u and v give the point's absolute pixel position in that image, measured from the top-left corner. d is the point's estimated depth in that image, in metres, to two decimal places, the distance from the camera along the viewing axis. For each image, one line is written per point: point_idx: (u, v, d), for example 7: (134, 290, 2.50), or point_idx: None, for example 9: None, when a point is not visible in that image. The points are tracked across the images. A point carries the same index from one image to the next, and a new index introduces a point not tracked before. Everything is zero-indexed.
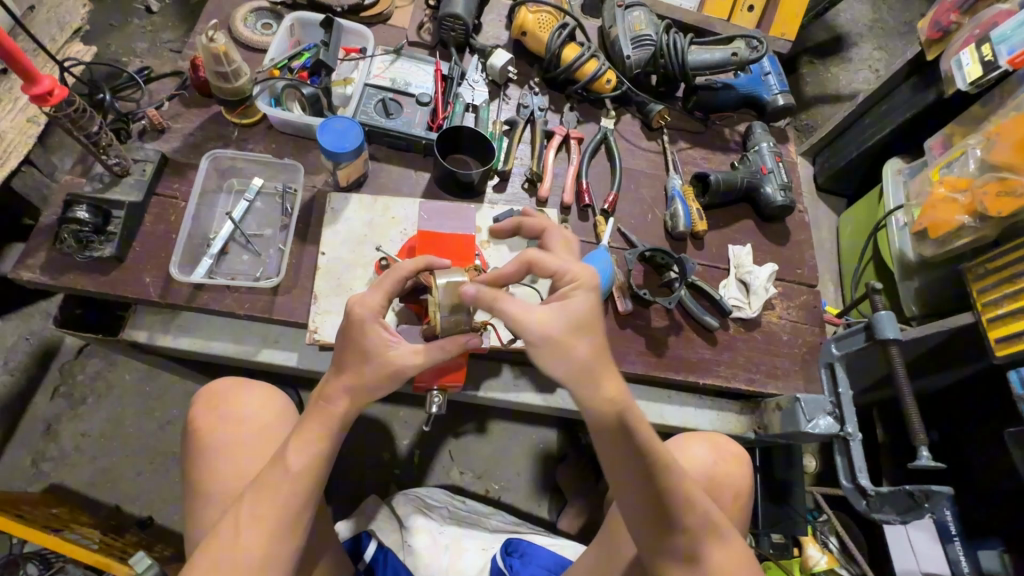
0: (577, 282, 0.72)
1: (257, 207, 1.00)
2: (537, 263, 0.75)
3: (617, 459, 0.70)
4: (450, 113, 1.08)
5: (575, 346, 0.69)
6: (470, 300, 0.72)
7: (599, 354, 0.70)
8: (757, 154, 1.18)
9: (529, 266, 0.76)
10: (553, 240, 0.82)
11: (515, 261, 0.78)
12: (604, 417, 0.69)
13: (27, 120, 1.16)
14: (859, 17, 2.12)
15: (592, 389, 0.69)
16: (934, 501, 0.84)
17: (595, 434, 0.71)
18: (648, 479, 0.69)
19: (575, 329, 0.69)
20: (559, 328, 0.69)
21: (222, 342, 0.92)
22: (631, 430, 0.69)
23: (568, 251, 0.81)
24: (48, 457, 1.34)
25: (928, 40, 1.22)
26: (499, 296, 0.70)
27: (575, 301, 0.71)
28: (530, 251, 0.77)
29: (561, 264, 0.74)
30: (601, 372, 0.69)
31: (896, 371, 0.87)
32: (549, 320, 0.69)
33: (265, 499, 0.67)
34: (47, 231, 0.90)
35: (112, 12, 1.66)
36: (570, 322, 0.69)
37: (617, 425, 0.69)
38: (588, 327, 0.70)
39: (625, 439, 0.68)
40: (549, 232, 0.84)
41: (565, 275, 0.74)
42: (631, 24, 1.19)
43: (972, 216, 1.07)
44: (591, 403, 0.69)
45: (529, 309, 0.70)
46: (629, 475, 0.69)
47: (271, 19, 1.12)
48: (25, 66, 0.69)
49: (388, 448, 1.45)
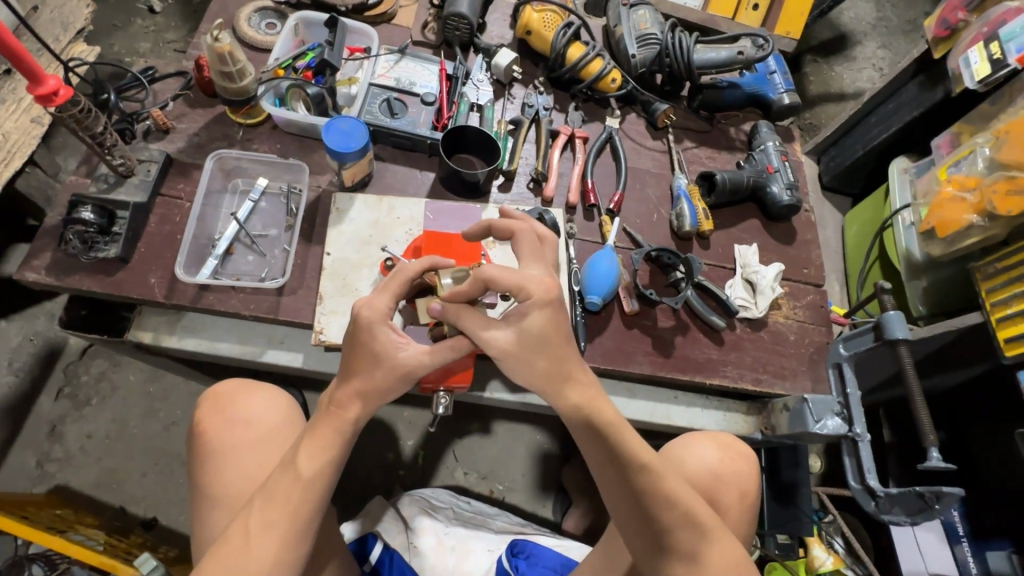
0: (531, 299, 0.71)
1: (262, 207, 0.99)
2: (492, 280, 0.71)
3: (603, 464, 0.73)
4: (455, 113, 1.08)
5: (533, 360, 0.72)
6: (436, 316, 0.73)
7: (558, 363, 0.73)
8: (764, 153, 1.18)
9: (487, 285, 0.71)
10: (523, 247, 0.79)
11: (472, 276, 0.73)
12: (578, 423, 0.73)
13: (31, 120, 1.16)
14: (862, 15, 2.11)
15: (566, 398, 0.73)
16: (946, 502, 0.80)
17: (572, 434, 0.75)
18: (628, 482, 0.71)
19: (530, 344, 0.72)
20: (510, 343, 0.72)
21: (228, 342, 0.92)
22: (603, 433, 0.72)
23: (539, 255, 0.79)
24: (53, 457, 1.34)
25: (934, 38, 1.21)
26: (457, 313, 0.73)
27: (529, 320, 0.71)
28: (485, 267, 0.72)
29: (518, 280, 0.72)
30: (568, 381, 0.73)
31: (906, 370, 0.87)
32: (500, 336, 0.72)
33: (277, 504, 0.67)
34: (52, 232, 0.90)
35: (115, 12, 1.66)
36: (521, 339, 0.72)
37: (592, 430, 0.73)
38: (545, 341, 0.72)
39: (601, 443, 0.72)
40: (519, 234, 0.80)
41: (520, 289, 0.71)
42: (637, 23, 1.19)
43: (981, 215, 1.05)
44: (565, 409, 0.74)
45: (489, 329, 0.72)
46: (613, 481, 0.72)
47: (275, 18, 1.12)
48: (30, 66, 0.68)
49: (393, 448, 1.45)
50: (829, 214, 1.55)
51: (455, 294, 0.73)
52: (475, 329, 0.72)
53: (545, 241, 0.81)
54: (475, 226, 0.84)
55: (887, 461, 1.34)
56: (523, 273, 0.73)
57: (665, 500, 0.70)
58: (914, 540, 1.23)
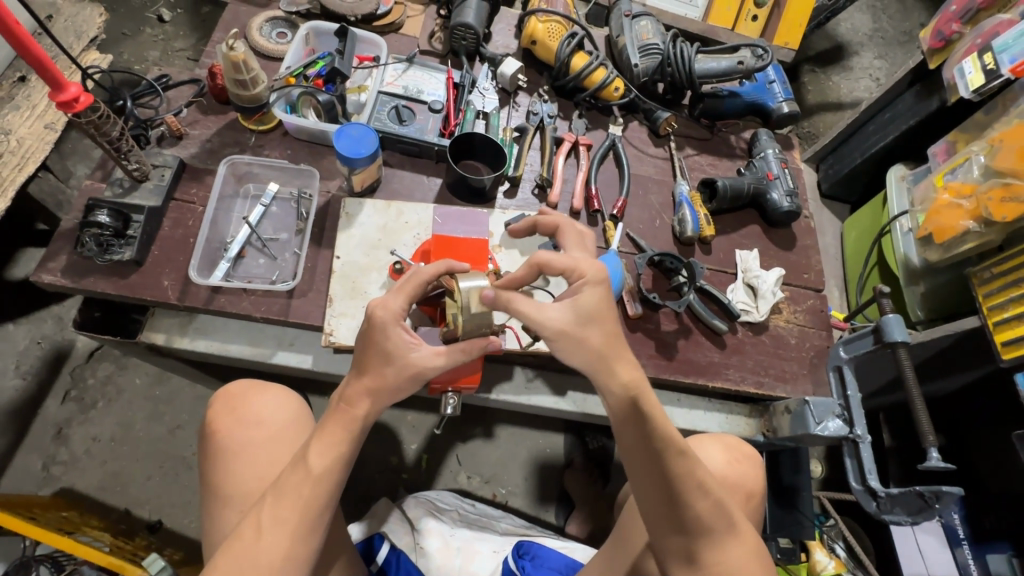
0: (584, 278, 0.75)
1: (273, 212, 1.01)
2: (547, 262, 0.76)
3: (637, 449, 0.72)
4: (462, 120, 1.10)
5: (587, 337, 0.73)
6: (488, 302, 0.75)
7: (610, 343, 0.74)
8: (764, 161, 1.20)
9: (541, 268, 0.76)
10: (568, 236, 0.83)
11: (526, 264, 0.79)
12: (627, 409, 0.72)
13: (45, 126, 1.18)
14: (859, 26, 2.15)
15: (614, 377, 0.72)
16: (946, 502, 0.82)
17: (617, 425, 0.73)
18: (667, 469, 0.70)
19: (585, 321, 0.73)
20: (568, 323, 0.73)
21: (238, 344, 0.94)
22: (650, 420, 0.71)
23: (583, 244, 0.82)
24: (59, 460, 1.35)
25: (930, 49, 1.24)
26: (510, 296, 0.74)
27: (583, 296, 0.74)
28: (540, 253, 0.77)
29: (571, 261, 0.76)
30: (616, 360, 0.73)
31: (906, 373, 0.88)
32: (555, 316, 0.73)
33: (288, 501, 0.68)
34: (67, 235, 0.92)
35: (125, 21, 1.69)
36: (579, 316, 0.73)
37: (640, 416, 0.71)
38: (599, 319, 0.74)
39: (647, 430, 0.71)
40: (564, 228, 0.84)
41: (575, 270, 0.76)
42: (639, 33, 1.22)
43: (976, 221, 1.08)
44: (612, 392, 0.73)
45: (542, 309, 0.73)
46: (651, 469, 0.71)
47: (286, 28, 1.15)
48: (54, 74, 0.71)
49: (397, 452, 1.46)
50: (828, 220, 1.57)
51: (511, 279, 0.80)
52: (529, 311, 0.73)
53: (587, 234, 0.84)
54: (519, 224, 0.90)
55: (888, 465, 1.35)
56: (577, 258, 0.77)
57: (700, 490, 0.71)
58: (916, 542, 1.23)
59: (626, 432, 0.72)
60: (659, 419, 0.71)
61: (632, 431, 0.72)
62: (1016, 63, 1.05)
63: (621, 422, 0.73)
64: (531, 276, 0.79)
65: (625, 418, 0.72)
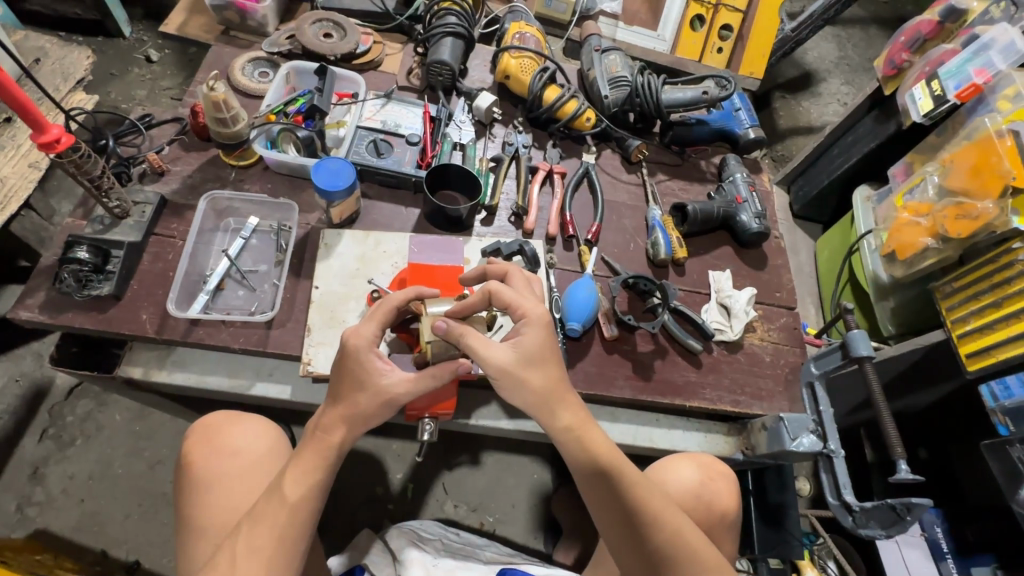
0: (527, 318, 0.77)
1: (253, 244, 1.03)
2: (497, 293, 0.78)
3: (596, 487, 0.77)
4: (439, 152, 1.14)
5: (527, 378, 0.76)
6: (439, 334, 0.75)
7: (553, 385, 0.77)
8: (732, 184, 1.24)
9: (491, 297, 0.79)
10: (516, 279, 0.84)
11: (478, 290, 0.80)
12: (575, 450, 0.77)
13: (29, 165, 1.19)
14: (825, 55, 2.26)
15: (557, 420, 0.77)
16: (916, 514, 0.83)
17: (576, 474, 0.78)
18: (622, 503, 0.76)
19: (527, 363, 0.76)
20: (510, 362, 0.75)
21: (218, 376, 0.94)
22: (598, 458, 0.77)
23: (530, 289, 0.84)
24: (34, 501, 1.32)
25: (884, 77, 1.31)
26: (462, 330, 0.75)
27: (524, 338, 0.77)
28: (492, 282, 0.79)
29: (517, 299, 0.78)
30: (559, 403, 0.77)
31: (872, 387, 0.90)
32: (499, 355, 0.75)
33: (263, 530, 0.68)
34: (46, 273, 0.93)
35: (114, 62, 1.74)
36: (520, 358, 0.76)
37: (589, 456, 0.77)
38: (540, 362, 0.77)
39: (598, 468, 0.77)
40: (511, 272, 0.86)
41: (516, 309, 0.78)
42: (608, 66, 1.29)
43: (935, 237, 1.12)
44: (559, 436, 0.78)
45: (488, 347, 0.75)
46: (609, 506, 0.76)
47: (268, 68, 1.19)
48: (35, 116, 0.73)
49: (382, 481, 1.44)
50: (801, 240, 1.62)
51: (461, 308, 0.79)
52: (476, 347, 0.75)
53: (533, 280, 0.86)
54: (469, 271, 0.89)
55: (870, 479, 1.36)
56: (523, 295, 0.80)
57: (655, 521, 0.75)
58: (902, 558, 1.22)
59: (581, 476, 0.78)
60: (607, 460, 0.77)
61: (587, 473, 0.77)
62: (962, 88, 1.10)
63: (575, 467, 0.78)
64: (482, 305, 0.79)
65: (580, 460, 0.77)
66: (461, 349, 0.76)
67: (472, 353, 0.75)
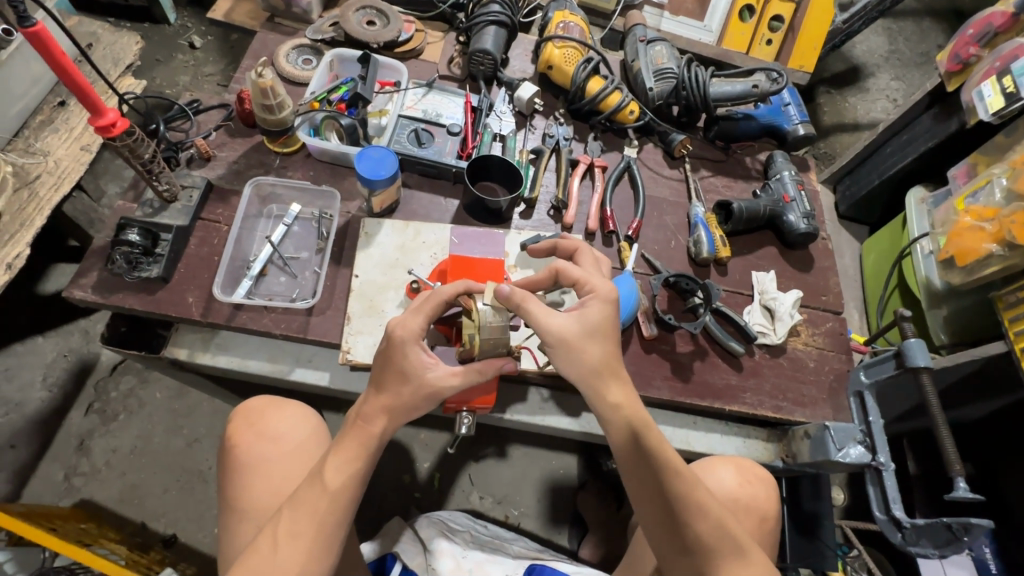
0: (595, 293, 0.78)
1: (295, 231, 1.04)
2: (564, 270, 0.81)
3: (638, 469, 0.74)
4: (479, 142, 1.12)
5: (586, 351, 0.75)
6: (501, 298, 0.75)
7: (608, 360, 0.76)
8: (779, 183, 1.20)
9: (558, 274, 0.82)
10: (584, 259, 0.86)
11: (546, 269, 0.84)
12: (619, 429, 0.75)
13: (81, 148, 1.23)
14: (874, 48, 2.16)
15: (605, 399, 0.75)
16: (975, 535, 0.79)
17: (617, 453, 0.76)
18: (663, 488, 0.73)
19: (588, 335, 0.75)
20: (571, 332, 0.75)
21: (259, 360, 0.95)
22: (643, 440, 0.74)
23: (598, 268, 0.85)
24: (80, 472, 1.37)
25: (948, 72, 1.24)
26: (525, 295, 0.75)
27: (589, 310, 0.76)
28: (560, 261, 0.83)
29: (586, 275, 0.79)
30: (610, 381, 0.75)
31: (930, 400, 0.85)
32: (561, 323, 0.75)
33: (303, 515, 0.69)
34: (99, 253, 0.95)
35: (159, 48, 1.77)
36: (582, 329, 0.75)
37: (635, 437, 0.74)
38: (602, 336, 0.76)
39: (640, 449, 0.74)
40: (582, 250, 0.88)
41: (586, 284, 0.79)
42: (653, 58, 1.24)
43: (1000, 244, 1.06)
44: (604, 413, 0.75)
45: (551, 314, 0.76)
46: (650, 488, 0.74)
47: (312, 55, 1.19)
48: (93, 100, 0.75)
49: (409, 469, 1.46)
50: (845, 242, 1.56)
51: (532, 281, 0.86)
52: (538, 314, 0.75)
53: (603, 260, 0.87)
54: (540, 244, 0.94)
55: (913, 493, 1.30)
56: (591, 273, 0.81)
57: (699, 510, 0.73)
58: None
59: (622, 454, 0.76)
60: (653, 442, 0.74)
61: (629, 453, 0.75)
62: None
63: (617, 445, 0.76)
64: (549, 281, 0.85)
65: (622, 441, 0.75)
66: (520, 315, 0.76)
67: (532, 319, 0.75)
